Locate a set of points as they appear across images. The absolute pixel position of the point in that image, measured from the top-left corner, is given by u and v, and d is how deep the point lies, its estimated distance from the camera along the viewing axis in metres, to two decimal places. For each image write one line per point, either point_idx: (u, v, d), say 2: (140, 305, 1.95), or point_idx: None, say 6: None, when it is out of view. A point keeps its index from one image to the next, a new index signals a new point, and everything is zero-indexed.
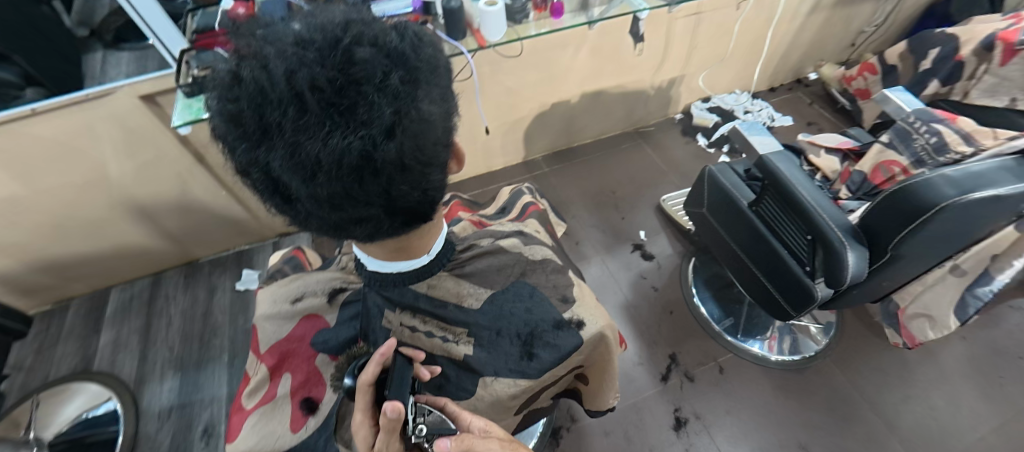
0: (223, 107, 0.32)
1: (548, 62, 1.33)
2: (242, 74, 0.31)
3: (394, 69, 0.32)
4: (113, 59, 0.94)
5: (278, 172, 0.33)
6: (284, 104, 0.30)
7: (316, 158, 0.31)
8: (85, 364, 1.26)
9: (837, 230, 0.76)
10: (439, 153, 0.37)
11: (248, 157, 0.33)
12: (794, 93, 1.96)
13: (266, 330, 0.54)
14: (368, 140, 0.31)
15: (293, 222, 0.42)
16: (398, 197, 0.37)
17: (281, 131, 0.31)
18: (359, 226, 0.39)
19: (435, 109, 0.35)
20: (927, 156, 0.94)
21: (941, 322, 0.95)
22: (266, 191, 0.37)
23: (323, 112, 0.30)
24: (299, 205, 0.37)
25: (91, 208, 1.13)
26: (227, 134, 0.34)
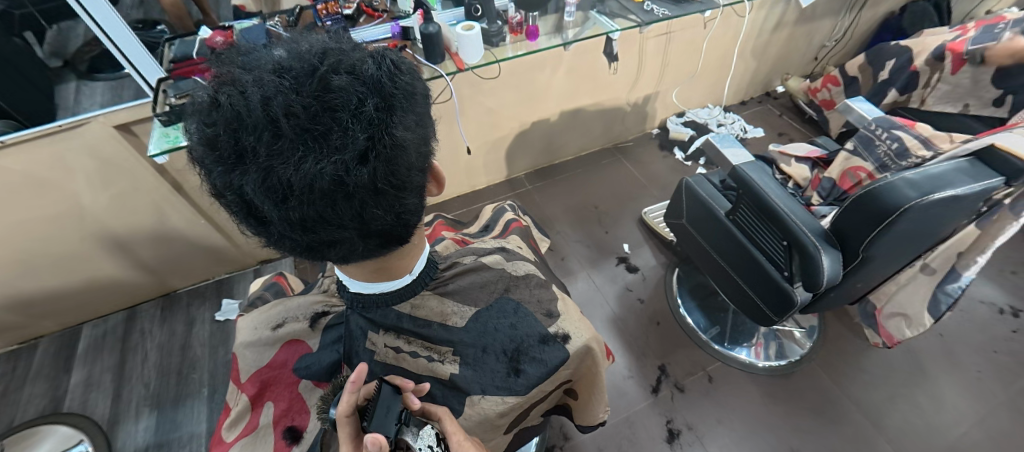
0: (200, 131, 0.33)
1: (527, 82, 1.37)
2: (219, 100, 0.31)
3: (370, 97, 0.33)
4: (88, 89, 0.92)
5: (251, 195, 0.33)
6: (259, 130, 0.31)
7: (290, 182, 0.32)
8: (55, 406, 1.20)
9: (809, 235, 0.79)
10: (415, 177, 0.38)
11: (222, 180, 0.34)
12: (764, 106, 2.04)
13: (246, 358, 0.52)
14: (341, 166, 0.32)
15: (269, 245, 0.42)
16: (372, 220, 0.37)
17: (255, 156, 0.31)
18: (333, 249, 0.39)
19: (410, 135, 0.35)
20: (889, 162, 0.99)
21: (916, 320, 0.98)
22: (240, 214, 0.37)
23: (297, 138, 0.31)
24: (272, 228, 0.37)
25: (62, 241, 1.10)
26: (202, 156, 0.34)
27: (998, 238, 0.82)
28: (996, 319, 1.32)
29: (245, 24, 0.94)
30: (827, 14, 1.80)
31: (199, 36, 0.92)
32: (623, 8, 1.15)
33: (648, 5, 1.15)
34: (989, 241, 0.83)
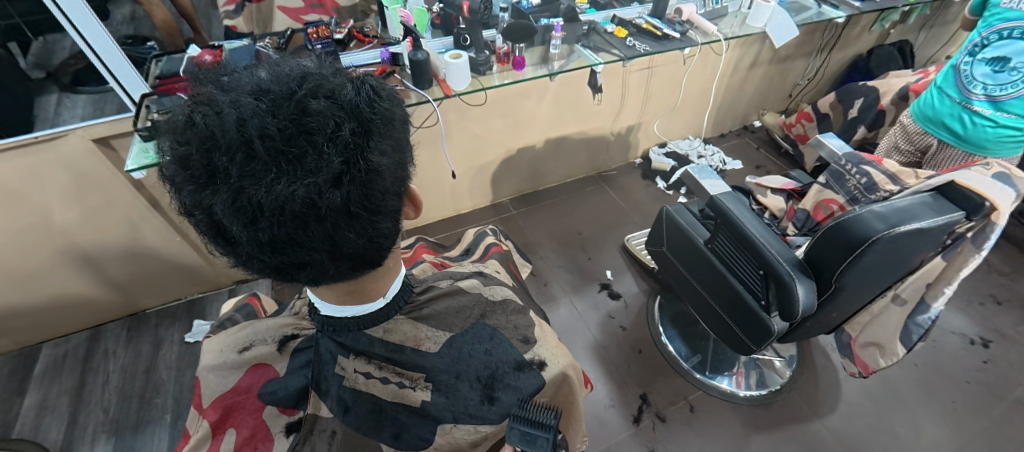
0: (172, 149, 0.33)
1: (513, 110, 1.40)
2: (195, 119, 0.31)
3: (347, 121, 0.33)
4: (70, 101, 0.91)
5: (220, 215, 0.33)
6: (231, 151, 0.31)
7: (260, 203, 0.32)
8: (4, 431, 1.13)
9: (784, 264, 0.81)
10: (390, 201, 0.38)
11: (192, 199, 0.33)
12: (742, 139, 2.11)
13: (210, 382, 0.50)
14: (313, 188, 0.32)
15: (239, 266, 0.41)
16: (343, 243, 0.37)
17: (227, 176, 0.31)
18: (303, 271, 0.39)
19: (387, 160, 0.36)
20: (860, 195, 1.02)
21: (889, 350, 1.00)
22: (208, 232, 0.36)
23: (271, 159, 0.31)
24: (240, 248, 0.36)
25: (29, 256, 1.06)
26: (173, 174, 0.34)
27: (961, 270, 0.84)
28: (967, 350, 1.36)
29: (235, 45, 0.95)
30: (799, 55, 1.91)
31: (187, 53, 0.93)
32: (607, 42, 1.21)
33: (630, 41, 1.20)
34: (954, 273, 0.86)
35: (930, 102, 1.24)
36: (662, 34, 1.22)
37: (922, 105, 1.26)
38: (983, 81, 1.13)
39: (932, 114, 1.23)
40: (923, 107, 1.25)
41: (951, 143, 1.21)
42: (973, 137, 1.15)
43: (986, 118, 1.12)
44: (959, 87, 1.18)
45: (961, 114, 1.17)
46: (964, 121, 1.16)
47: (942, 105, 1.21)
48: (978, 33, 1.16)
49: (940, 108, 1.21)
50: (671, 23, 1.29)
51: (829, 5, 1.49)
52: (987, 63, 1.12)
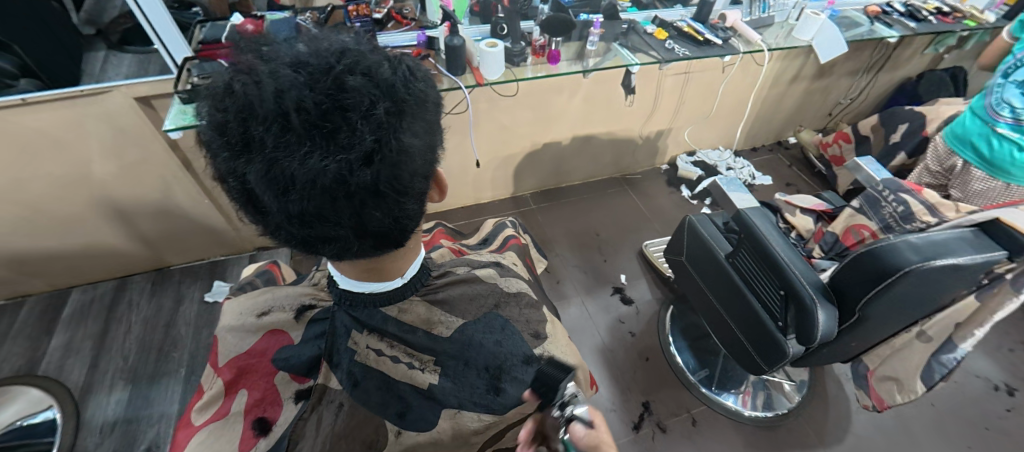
0: (211, 116, 0.33)
1: (542, 103, 1.38)
2: (235, 87, 0.32)
3: (382, 100, 0.33)
4: (115, 59, 0.95)
5: (253, 184, 0.33)
6: (268, 121, 0.31)
7: (292, 175, 0.32)
8: (31, 367, 1.19)
9: (807, 287, 0.79)
10: (418, 183, 0.38)
11: (227, 166, 0.34)
12: (774, 154, 2.06)
13: (227, 342, 0.52)
14: (344, 165, 0.32)
15: (267, 235, 0.42)
16: (369, 221, 0.37)
17: (262, 146, 0.32)
18: (327, 245, 0.39)
19: (418, 143, 0.36)
20: (894, 223, 0.98)
21: (908, 387, 0.95)
22: (240, 200, 0.37)
23: (305, 132, 0.31)
24: (270, 218, 0.37)
25: (67, 203, 1.11)
26: (210, 140, 0.34)
27: (996, 313, 0.81)
28: (990, 395, 1.30)
29: (277, 16, 0.97)
30: (844, 73, 1.84)
31: (231, 21, 0.95)
32: (645, 43, 1.18)
33: (669, 44, 1.17)
34: (987, 315, 0.82)
35: (962, 121, 1.22)
36: (703, 39, 1.19)
37: (956, 124, 1.24)
38: (1012, 102, 1.10)
39: (961, 132, 1.21)
40: (955, 126, 1.23)
41: (975, 165, 1.17)
42: (996, 159, 1.12)
43: (1012, 141, 1.09)
44: (990, 107, 1.15)
45: (989, 134, 1.14)
46: (990, 141, 1.13)
47: (972, 123, 1.19)
48: (1013, 56, 1.14)
49: (970, 126, 1.19)
50: (714, 29, 1.25)
51: (882, 23, 1.43)
52: (1018, 84, 1.10)
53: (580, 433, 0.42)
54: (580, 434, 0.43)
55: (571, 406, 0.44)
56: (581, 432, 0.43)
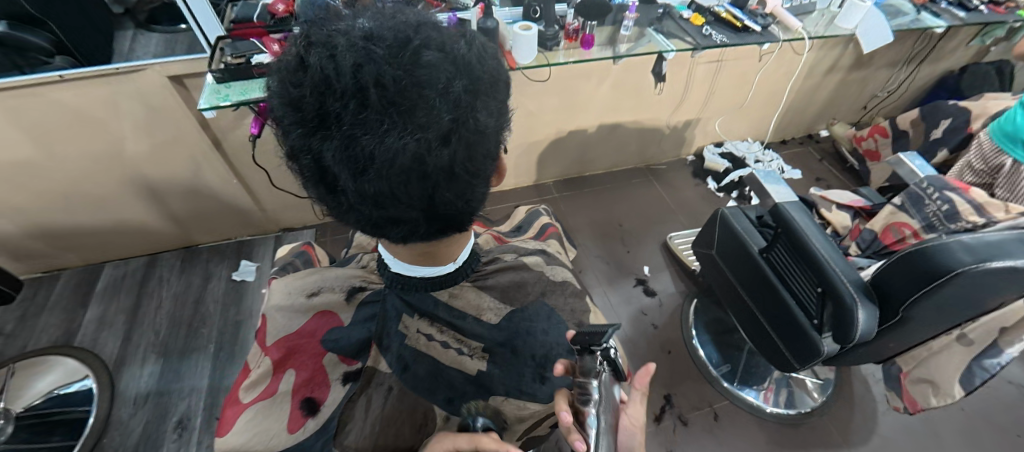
0: (284, 90, 0.32)
1: (569, 90, 1.35)
2: (309, 60, 0.31)
3: (458, 77, 0.32)
4: (143, 38, 0.97)
5: (328, 162, 0.33)
6: (346, 97, 0.30)
7: (371, 153, 0.31)
8: (67, 338, 1.23)
9: (848, 285, 0.76)
10: (488, 165, 0.38)
11: (301, 143, 0.33)
12: (804, 147, 2.00)
13: (276, 322, 0.52)
14: (423, 144, 0.31)
15: (332, 214, 0.41)
16: (440, 203, 0.37)
17: (340, 122, 0.31)
18: (396, 227, 0.39)
19: (491, 122, 0.35)
20: (938, 222, 0.95)
21: (944, 390, 0.92)
22: (311, 179, 0.37)
23: (383, 109, 0.30)
24: (342, 197, 0.36)
25: (101, 180, 1.13)
26: (281, 116, 0.34)
27: None
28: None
29: None
30: (883, 64, 1.76)
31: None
32: (681, 29, 1.14)
33: (706, 30, 1.13)
34: None
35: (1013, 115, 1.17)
36: (743, 26, 1.14)
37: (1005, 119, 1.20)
38: None
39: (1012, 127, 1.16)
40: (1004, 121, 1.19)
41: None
42: None
43: None
44: None
45: None
46: None
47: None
48: None
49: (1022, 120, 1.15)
50: (753, 15, 1.20)
51: (930, 12, 1.36)
52: None
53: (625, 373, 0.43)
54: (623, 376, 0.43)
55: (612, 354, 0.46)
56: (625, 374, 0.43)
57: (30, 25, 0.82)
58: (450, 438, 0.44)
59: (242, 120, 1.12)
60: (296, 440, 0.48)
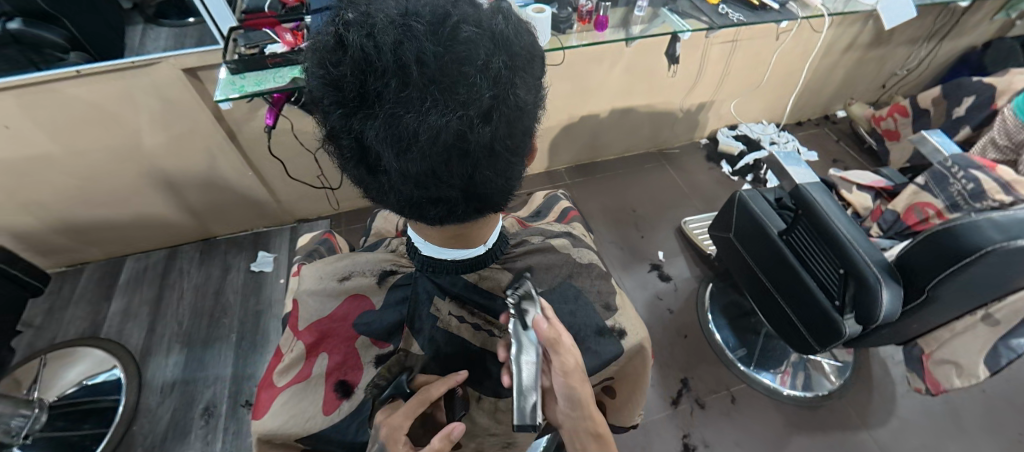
0: (322, 70, 0.32)
1: (580, 74, 1.33)
2: (348, 39, 0.31)
3: (497, 53, 0.31)
4: (153, 33, 0.96)
5: (370, 142, 0.33)
6: (387, 75, 0.30)
7: (414, 131, 0.31)
8: (94, 330, 1.26)
9: (872, 266, 0.75)
10: (525, 143, 0.38)
11: (341, 123, 0.33)
12: (820, 129, 1.96)
13: (307, 306, 0.54)
14: (465, 121, 0.31)
15: (369, 196, 0.42)
16: (480, 182, 0.37)
17: (382, 101, 0.31)
18: (434, 208, 0.39)
19: (530, 99, 0.35)
20: (963, 201, 0.93)
21: (969, 371, 0.91)
22: (351, 160, 0.37)
23: (425, 86, 0.30)
24: (382, 178, 0.36)
25: (121, 174, 1.15)
26: (320, 97, 0.34)
27: None
28: None
29: None
30: (904, 41, 1.71)
31: None
32: (696, 9, 1.11)
33: (723, 9, 1.10)
34: None
35: None
36: (760, 3, 1.10)
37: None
38: None
39: None
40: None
41: None
42: None
43: None
44: None
45: None
46: None
47: None
48: None
49: None
50: None
51: None
52: None
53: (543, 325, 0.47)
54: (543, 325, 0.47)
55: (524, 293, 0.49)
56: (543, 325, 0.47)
57: (44, 22, 0.82)
58: (401, 412, 0.44)
59: (256, 112, 1.13)
60: (331, 422, 0.50)
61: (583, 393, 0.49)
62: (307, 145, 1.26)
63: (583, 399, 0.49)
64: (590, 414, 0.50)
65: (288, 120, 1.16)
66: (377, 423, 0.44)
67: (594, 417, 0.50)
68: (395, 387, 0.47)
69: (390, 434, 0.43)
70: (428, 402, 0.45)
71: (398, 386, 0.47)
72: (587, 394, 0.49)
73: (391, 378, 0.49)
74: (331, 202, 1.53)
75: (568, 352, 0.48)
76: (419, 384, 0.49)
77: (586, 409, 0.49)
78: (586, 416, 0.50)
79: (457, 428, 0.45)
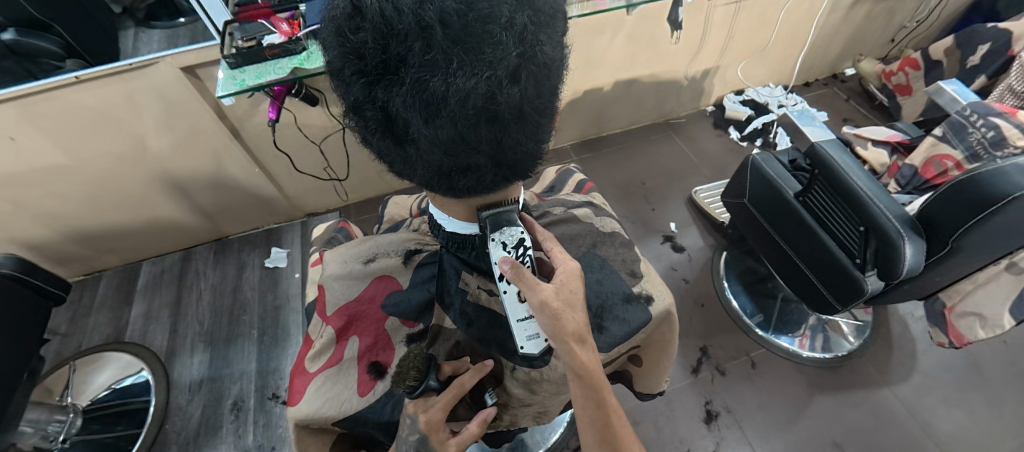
0: (340, 40, 0.31)
1: (582, 48, 1.30)
2: (365, 3, 0.30)
3: (520, 10, 0.31)
4: (145, 36, 0.94)
5: (397, 111, 0.33)
6: (410, 39, 0.29)
7: (442, 96, 0.31)
8: (118, 334, 1.28)
9: (894, 220, 0.73)
10: (551, 104, 0.38)
11: (365, 94, 0.33)
12: (829, 89, 1.92)
13: (334, 290, 0.57)
14: (494, 82, 0.31)
15: (395, 170, 0.42)
16: (508, 146, 0.37)
17: (407, 65, 0.30)
18: (463, 178, 0.39)
19: (555, 56, 0.34)
20: (983, 151, 0.91)
21: (993, 322, 0.90)
22: (375, 134, 0.36)
23: (450, 48, 0.30)
24: (409, 149, 0.36)
25: (130, 179, 1.15)
26: (340, 68, 0.33)
27: None
28: None
29: None
30: None
31: None
32: None
33: None
34: None
35: None
36: None
37: None
38: None
39: None
40: None
41: None
42: None
43: None
44: None
45: None
46: None
47: None
48: None
49: None
50: None
51: None
52: None
53: (504, 266, 0.45)
54: (506, 267, 0.45)
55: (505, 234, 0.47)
56: (506, 267, 0.45)
57: (39, 31, 0.80)
58: (440, 407, 0.46)
59: (258, 107, 1.12)
60: (367, 403, 0.51)
61: (559, 324, 0.45)
62: (311, 137, 1.25)
63: (559, 331, 0.45)
64: (572, 351, 0.46)
65: (291, 113, 1.15)
66: (413, 415, 0.46)
67: (575, 352, 0.46)
68: (428, 384, 0.46)
69: (432, 427, 0.46)
70: (463, 393, 0.48)
71: (431, 384, 0.47)
72: (565, 325, 0.46)
73: (421, 376, 0.47)
74: (340, 194, 1.54)
75: (537, 289, 0.45)
76: (446, 374, 0.50)
77: (565, 344, 0.46)
78: (568, 351, 0.46)
79: (490, 413, 0.51)
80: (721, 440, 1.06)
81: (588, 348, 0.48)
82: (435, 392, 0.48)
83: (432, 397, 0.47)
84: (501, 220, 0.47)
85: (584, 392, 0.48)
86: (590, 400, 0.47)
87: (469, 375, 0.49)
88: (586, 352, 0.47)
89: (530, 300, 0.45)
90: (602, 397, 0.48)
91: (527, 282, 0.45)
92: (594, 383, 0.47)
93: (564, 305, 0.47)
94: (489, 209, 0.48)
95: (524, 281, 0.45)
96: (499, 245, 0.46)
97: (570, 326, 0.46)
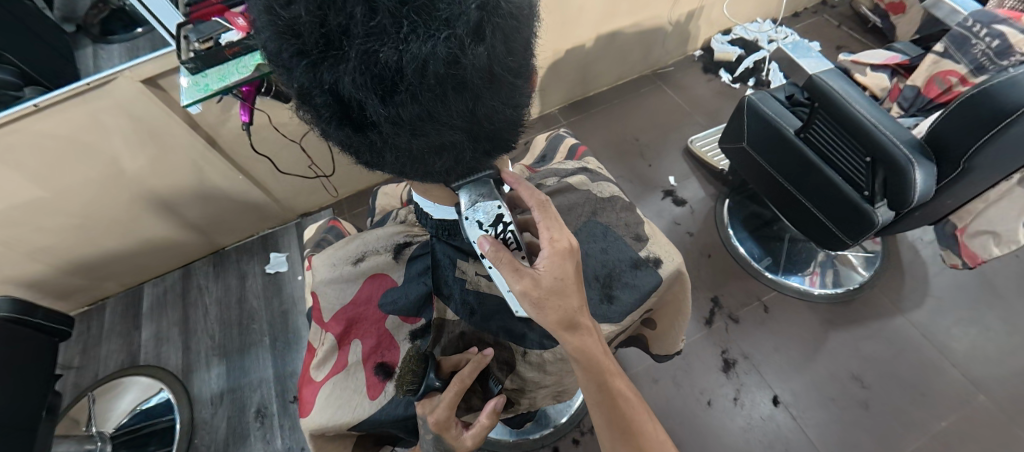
0: (273, 18, 0.28)
1: (560, 6, 1.22)
2: None
3: None
4: (104, 52, 0.88)
5: (349, 91, 0.29)
6: (350, 5, 0.26)
7: (398, 67, 0.28)
8: (132, 359, 1.28)
9: (900, 146, 0.70)
10: (526, 62, 0.34)
11: (311, 77, 0.29)
12: (818, 17, 1.84)
13: (329, 295, 0.55)
14: (454, 43, 0.28)
15: (365, 160, 0.39)
16: (483, 116, 0.34)
17: (351, 37, 0.27)
18: (441, 158, 0.37)
19: (522, 5, 0.31)
20: (987, 62, 0.86)
21: (1007, 238, 0.88)
22: (333, 122, 0.33)
23: (398, 10, 0.26)
24: (373, 135, 0.33)
25: (112, 204, 1.12)
26: (279, 51, 0.30)
27: None
28: None
29: None
30: None
31: None
32: None
33: None
34: None
35: None
36: None
37: None
38: None
39: None
40: None
41: None
42: None
43: None
44: None
45: None
46: None
47: None
48: None
49: None
50: None
51: None
52: None
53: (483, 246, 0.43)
54: (486, 247, 0.43)
55: (484, 214, 0.44)
56: (485, 246, 0.43)
57: None
58: (444, 407, 0.45)
59: (230, 111, 1.07)
60: (380, 405, 0.50)
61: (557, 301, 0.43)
62: (290, 136, 1.21)
63: (547, 317, 0.44)
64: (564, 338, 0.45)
65: (264, 114, 1.10)
66: (422, 416, 0.46)
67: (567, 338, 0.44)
68: (428, 384, 0.48)
69: (442, 427, 0.45)
70: (466, 388, 0.47)
71: (432, 383, 0.48)
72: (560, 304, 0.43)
73: (419, 378, 0.49)
74: (329, 190, 1.51)
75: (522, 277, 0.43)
76: (447, 371, 0.50)
77: (557, 325, 0.44)
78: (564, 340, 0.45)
79: (500, 402, 0.50)
80: (741, 386, 1.07)
81: (581, 333, 0.45)
82: (438, 391, 0.48)
83: (436, 395, 0.48)
84: (477, 194, 0.44)
85: (586, 375, 0.46)
86: (593, 382, 0.46)
87: (468, 369, 0.47)
88: (580, 336, 0.45)
89: (513, 288, 0.44)
90: (607, 379, 0.46)
91: (507, 265, 0.43)
92: (595, 364, 0.46)
93: (557, 283, 0.44)
94: (464, 179, 0.43)
95: (506, 260, 0.43)
96: (478, 225, 0.44)
97: (564, 305, 0.44)
